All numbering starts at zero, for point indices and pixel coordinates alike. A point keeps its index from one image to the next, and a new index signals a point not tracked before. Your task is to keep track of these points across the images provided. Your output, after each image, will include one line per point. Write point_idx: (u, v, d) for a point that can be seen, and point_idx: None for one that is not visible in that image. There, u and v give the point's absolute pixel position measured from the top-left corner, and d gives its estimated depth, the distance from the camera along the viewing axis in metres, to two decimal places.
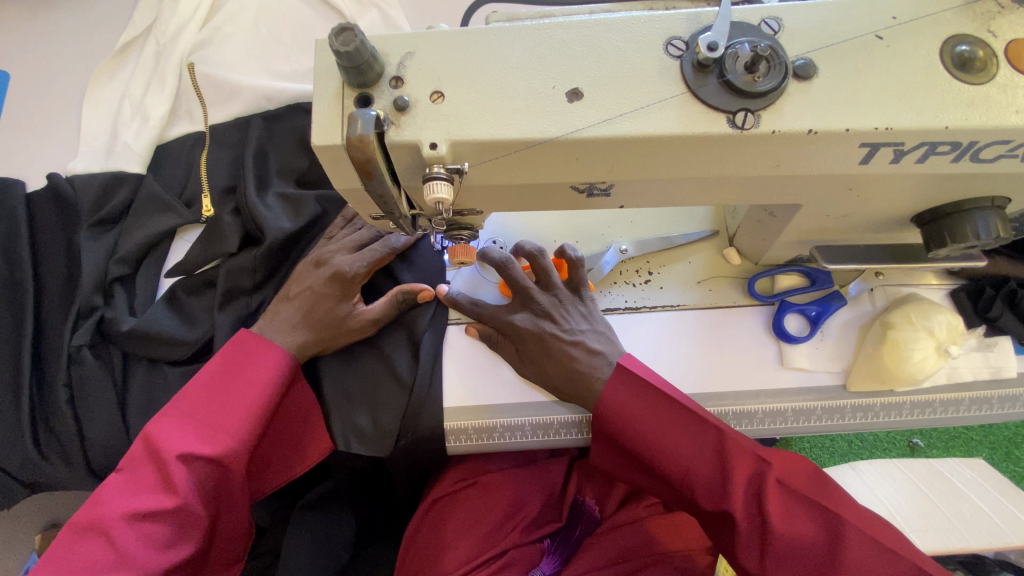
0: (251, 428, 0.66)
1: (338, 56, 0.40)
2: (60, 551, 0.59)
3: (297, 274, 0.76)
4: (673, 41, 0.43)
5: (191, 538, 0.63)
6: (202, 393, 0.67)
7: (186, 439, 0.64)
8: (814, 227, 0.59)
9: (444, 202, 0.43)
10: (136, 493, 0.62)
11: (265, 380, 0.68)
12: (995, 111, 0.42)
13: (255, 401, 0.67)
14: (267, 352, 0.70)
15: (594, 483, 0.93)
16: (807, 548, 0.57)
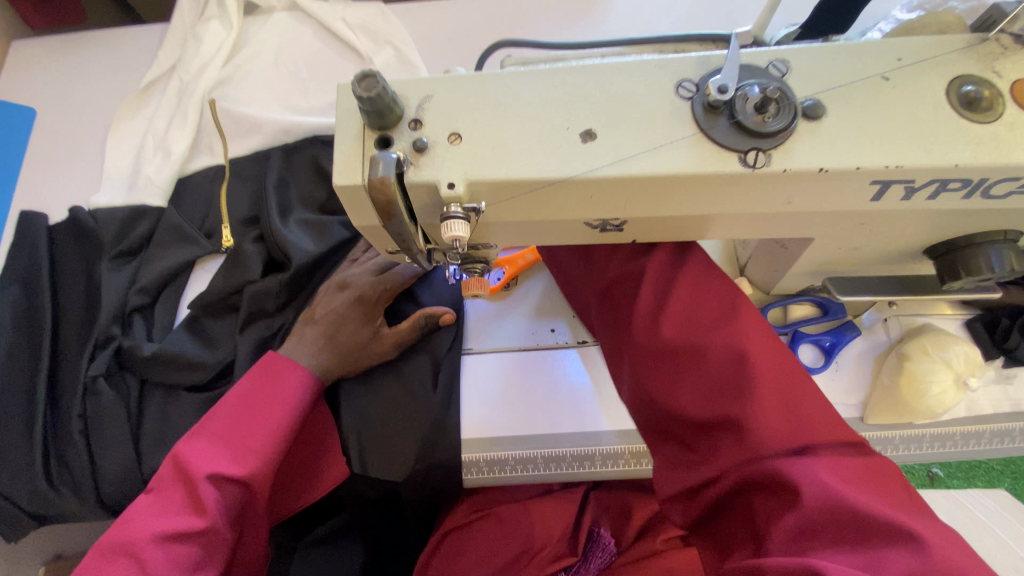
0: (277, 447, 0.67)
1: (360, 101, 0.41)
2: (88, 574, 0.59)
3: (321, 298, 0.79)
4: (684, 83, 0.44)
5: (217, 560, 0.62)
6: (230, 413, 0.68)
7: (215, 459, 0.65)
8: (827, 260, 0.59)
9: (461, 240, 0.43)
10: (164, 514, 0.62)
11: (291, 400, 0.70)
12: (1004, 149, 0.42)
13: (282, 420, 0.68)
14: (291, 372, 0.71)
15: (610, 515, 0.93)
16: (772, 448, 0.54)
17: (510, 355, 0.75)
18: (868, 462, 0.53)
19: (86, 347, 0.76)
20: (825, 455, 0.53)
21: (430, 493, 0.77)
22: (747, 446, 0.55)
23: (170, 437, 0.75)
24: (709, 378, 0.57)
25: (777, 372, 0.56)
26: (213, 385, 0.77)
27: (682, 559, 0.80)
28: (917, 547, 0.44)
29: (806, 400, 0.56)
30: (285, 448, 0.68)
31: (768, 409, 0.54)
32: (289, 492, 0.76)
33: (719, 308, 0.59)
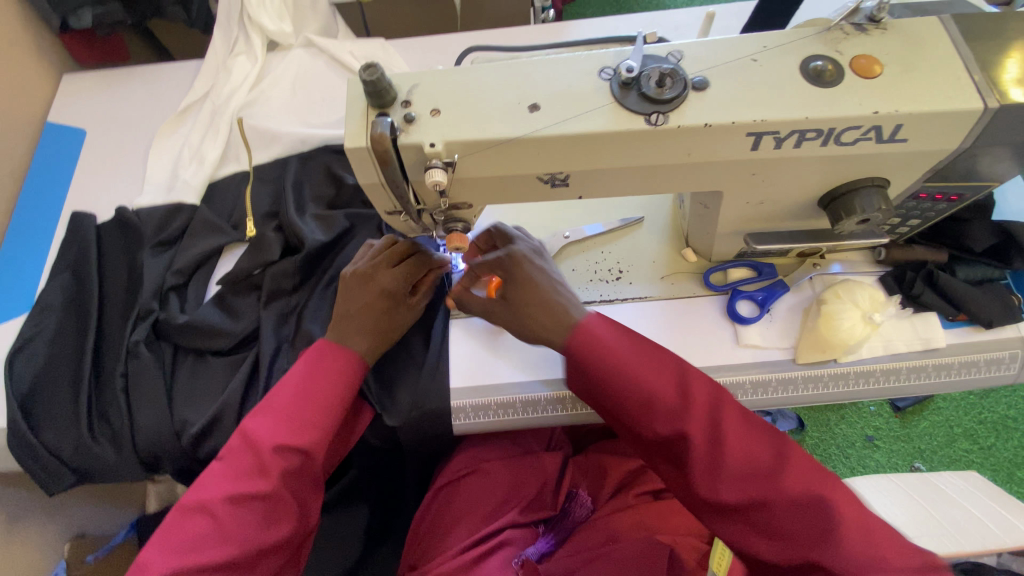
0: (331, 420, 0.75)
1: (365, 84, 0.56)
2: (171, 529, 0.68)
3: (346, 291, 0.81)
4: (605, 69, 0.59)
5: (284, 521, 0.70)
6: (292, 393, 0.76)
7: (279, 431, 0.72)
8: (742, 216, 0.73)
9: (441, 185, 0.58)
10: (233, 479, 0.70)
11: (343, 379, 0.77)
12: (843, 105, 0.57)
13: (335, 397, 0.76)
14: (341, 354, 0.78)
15: (588, 477, 1.00)
16: (756, 468, 0.62)
17: (494, 320, 0.89)
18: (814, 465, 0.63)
19: (130, 319, 0.89)
20: (766, 517, 0.61)
21: (425, 442, 0.88)
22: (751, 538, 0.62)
23: (201, 394, 0.87)
24: (690, 475, 0.63)
25: (740, 433, 0.63)
26: (235, 352, 0.90)
27: (652, 509, 0.89)
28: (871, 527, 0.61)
29: (759, 449, 0.63)
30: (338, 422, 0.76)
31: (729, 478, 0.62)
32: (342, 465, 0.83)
33: (653, 390, 0.64)
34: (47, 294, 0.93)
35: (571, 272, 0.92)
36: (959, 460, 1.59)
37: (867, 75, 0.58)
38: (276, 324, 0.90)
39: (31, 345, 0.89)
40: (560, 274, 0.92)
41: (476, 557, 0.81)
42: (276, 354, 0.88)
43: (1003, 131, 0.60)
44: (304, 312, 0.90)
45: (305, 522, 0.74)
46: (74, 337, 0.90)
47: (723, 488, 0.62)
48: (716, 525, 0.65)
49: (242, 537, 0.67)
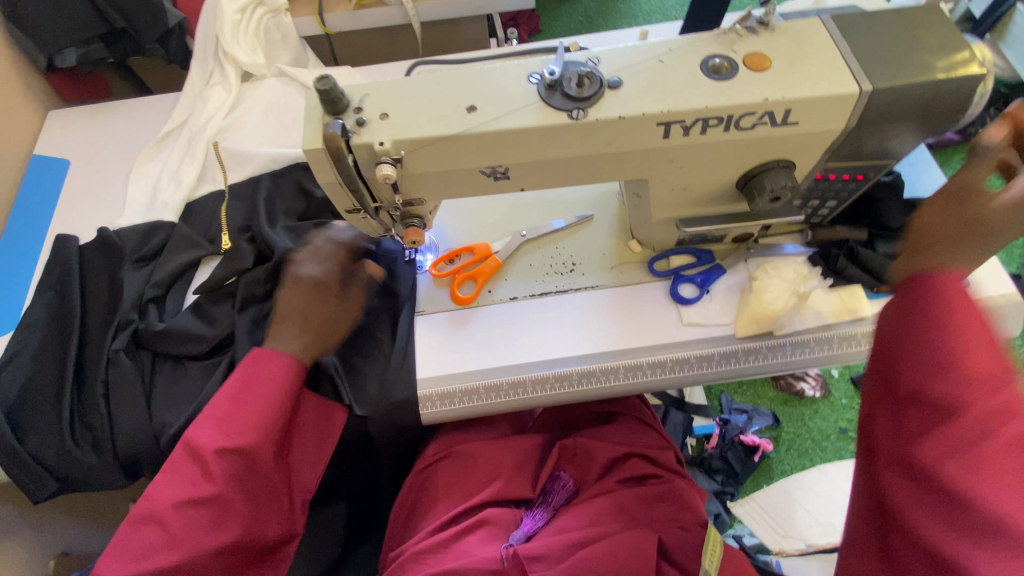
0: (268, 418, 0.79)
1: (320, 93, 0.63)
2: (123, 538, 0.73)
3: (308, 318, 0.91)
4: (532, 74, 0.68)
5: (230, 521, 0.75)
6: (228, 397, 0.80)
7: (216, 436, 0.76)
8: (672, 202, 0.81)
9: (390, 178, 0.65)
10: (179, 487, 0.74)
11: (278, 381, 0.81)
12: (739, 95, 0.65)
13: (269, 399, 0.80)
14: (275, 359, 0.83)
15: (576, 463, 0.92)
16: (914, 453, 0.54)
17: (456, 315, 0.95)
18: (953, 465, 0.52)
19: (109, 330, 0.94)
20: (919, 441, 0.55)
21: (397, 433, 0.92)
22: (973, 478, 0.49)
23: (177, 397, 0.91)
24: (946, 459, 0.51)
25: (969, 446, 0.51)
26: (210, 357, 0.94)
27: (634, 494, 0.83)
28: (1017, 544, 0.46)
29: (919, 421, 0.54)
30: (277, 422, 0.80)
31: (936, 428, 0.53)
32: (302, 467, 0.88)
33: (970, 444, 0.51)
34: (30, 312, 0.97)
35: (528, 267, 0.98)
36: None
37: (759, 69, 0.67)
38: (249, 329, 0.95)
39: (14, 359, 0.93)
40: (518, 270, 0.98)
41: (447, 538, 0.81)
42: (250, 356, 0.93)
43: (881, 113, 0.68)
44: (277, 316, 0.95)
45: (258, 520, 0.78)
46: (55, 349, 0.94)
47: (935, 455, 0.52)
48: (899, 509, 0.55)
49: (191, 540, 0.72)
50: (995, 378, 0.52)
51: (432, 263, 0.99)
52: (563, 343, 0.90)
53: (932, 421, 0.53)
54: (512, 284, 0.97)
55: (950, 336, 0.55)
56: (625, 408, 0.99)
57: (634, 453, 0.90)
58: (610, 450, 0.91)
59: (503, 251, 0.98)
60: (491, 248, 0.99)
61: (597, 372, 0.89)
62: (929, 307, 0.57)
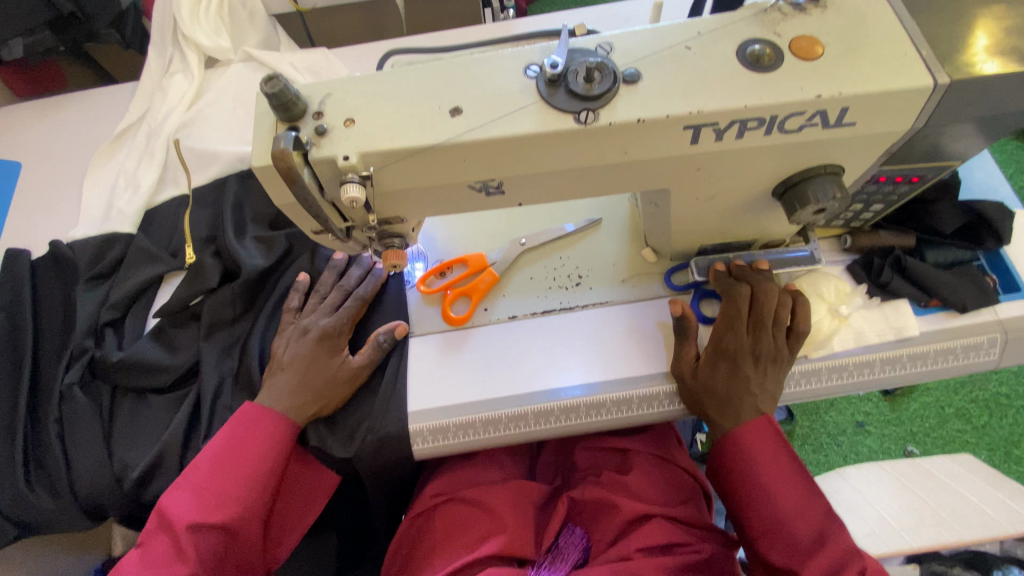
0: (255, 492, 0.73)
1: (268, 97, 0.51)
2: None
3: (282, 349, 0.82)
4: (530, 67, 0.55)
5: None
6: (210, 464, 0.74)
7: (195, 509, 0.70)
8: (696, 212, 0.69)
9: (358, 200, 0.54)
10: (148, 566, 0.68)
11: (268, 449, 0.75)
12: (785, 91, 0.53)
13: (258, 469, 0.74)
14: (267, 420, 0.76)
15: (587, 517, 0.83)
16: (796, 537, 0.67)
17: (449, 338, 0.84)
18: (816, 550, 0.66)
19: (63, 360, 0.84)
20: (790, 544, 0.67)
21: (387, 471, 0.83)
22: None
23: (143, 434, 0.82)
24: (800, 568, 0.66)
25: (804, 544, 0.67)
26: (177, 387, 0.85)
27: (653, 563, 0.72)
28: None
29: (807, 517, 0.68)
30: (262, 494, 0.74)
31: (799, 562, 0.66)
32: (282, 538, 0.81)
33: (801, 541, 0.67)
34: None
35: (529, 280, 0.88)
36: (952, 441, 1.57)
37: (808, 57, 0.54)
38: (219, 356, 0.85)
39: None
40: (517, 284, 0.88)
41: None
42: (221, 387, 0.83)
43: (956, 108, 0.56)
44: (248, 340, 0.85)
45: None
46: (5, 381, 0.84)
47: (783, 552, 0.68)
48: None
49: None
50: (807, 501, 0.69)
51: (420, 278, 0.88)
52: (569, 369, 0.80)
53: (795, 545, 0.67)
54: (511, 300, 0.87)
55: (772, 483, 0.70)
56: (645, 445, 0.88)
57: (656, 513, 0.79)
58: (629, 508, 0.79)
59: (501, 263, 0.87)
60: (487, 259, 0.88)
61: (608, 403, 0.78)
62: (769, 449, 0.72)
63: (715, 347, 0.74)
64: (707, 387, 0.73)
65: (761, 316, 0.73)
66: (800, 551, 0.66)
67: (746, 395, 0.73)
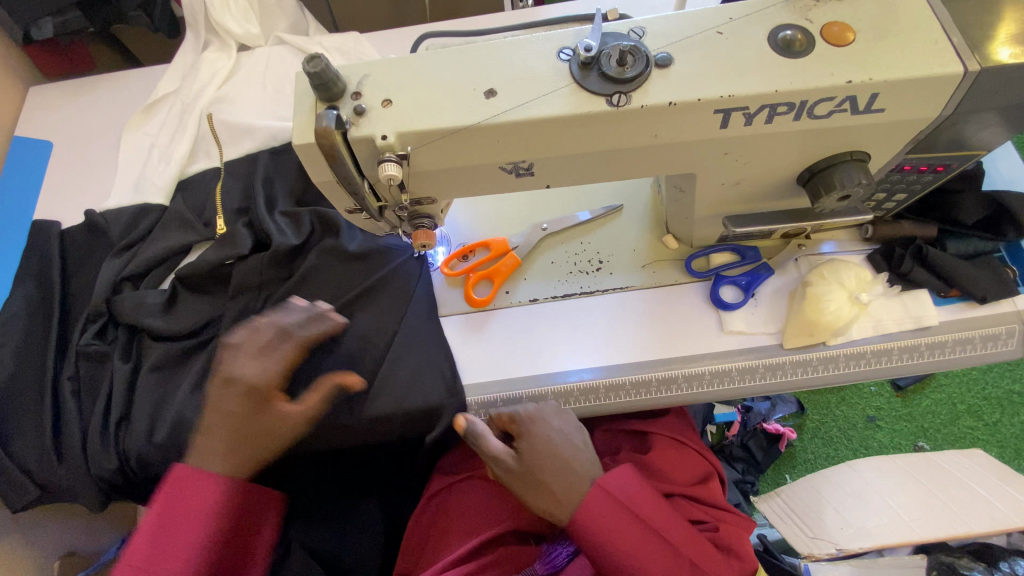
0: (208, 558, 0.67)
1: (310, 75, 0.53)
2: None
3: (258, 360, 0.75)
4: (563, 50, 0.56)
5: None
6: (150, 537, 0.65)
7: None
8: (721, 198, 0.70)
9: (395, 179, 0.56)
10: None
11: (206, 515, 0.68)
12: (816, 76, 0.54)
13: (195, 539, 0.66)
14: (198, 486, 0.68)
15: None
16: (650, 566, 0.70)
17: (472, 321, 0.86)
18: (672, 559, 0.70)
19: (93, 324, 0.88)
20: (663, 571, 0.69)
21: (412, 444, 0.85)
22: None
23: (164, 396, 0.85)
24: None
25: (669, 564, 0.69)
26: (198, 351, 0.88)
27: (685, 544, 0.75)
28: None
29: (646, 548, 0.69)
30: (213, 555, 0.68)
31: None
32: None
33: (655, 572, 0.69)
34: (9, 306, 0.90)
35: (551, 264, 0.89)
36: (963, 437, 1.57)
37: (840, 43, 0.54)
38: (245, 317, 0.87)
39: None
40: (539, 268, 0.89)
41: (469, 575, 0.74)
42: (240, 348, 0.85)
43: (985, 96, 0.57)
44: (269, 308, 0.86)
45: None
46: (34, 345, 0.87)
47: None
48: None
49: None
50: (672, 563, 0.69)
51: (444, 260, 0.90)
52: (590, 354, 0.82)
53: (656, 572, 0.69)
54: (532, 284, 0.88)
55: (636, 563, 0.68)
56: (669, 430, 0.88)
57: (678, 493, 0.80)
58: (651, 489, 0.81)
59: (523, 247, 0.89)
60: (509, 243, 0.89)
61: (627, 386, 0.79)
62: (620, 518, 0.69)
63: (528, 438, 0.72)
64: (542, 465, 0.70)
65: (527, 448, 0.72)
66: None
67: (569, 457, 0.72)
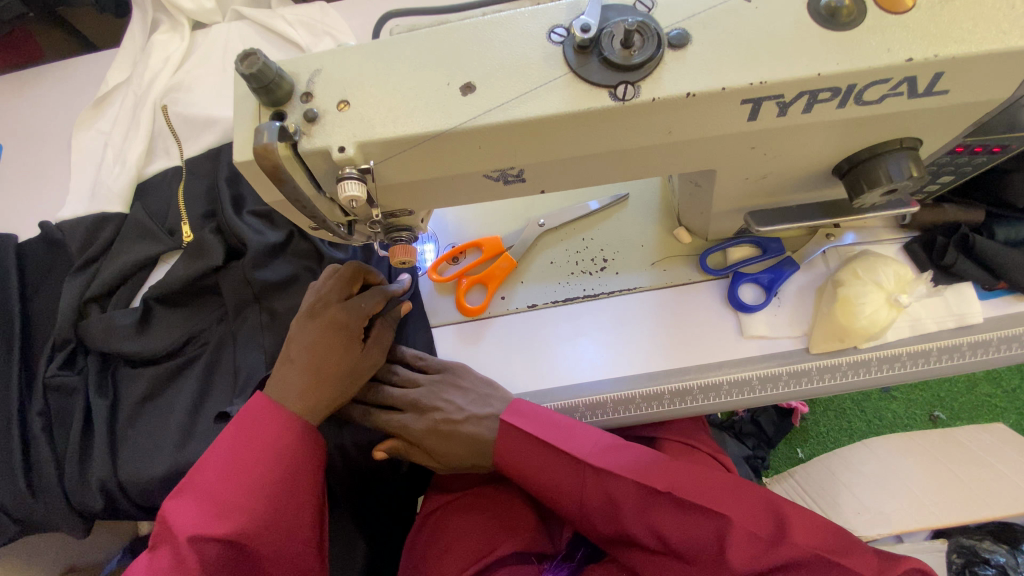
0: (286, 491, 0.60)
1: (246, 78, 0.43)
2: None
3: (323, 292, 0.70)
4: (555, 30, 0.46)
5: None
6: (224, 461, 0.60)
7: (204, 515, 0.57)
8: (742, 193, 0.61)
9: (358, 200, 0.46)
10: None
11: (285, 443, 0.61)
12: (867, 55, 0.44)
13: (275, 470, 0.60)
14: (280, 415, 0.62)
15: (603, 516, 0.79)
16: (603, 490, 0.64)
17: (466, 331, 0.79)
18: (633, 468, 0.64)
19: (59, 349, 0.81)
20: (618, 487, 0.63)
21: None
22: (687, 498, 0.61)
23: (145, 427, 0.78)
24: (636, 503, 0.62)
25: (627, 475, 0.63)
26: (183, 371, 0.81)
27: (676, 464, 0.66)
28: (671, 499, 0.61)
29: (583, 473, 0.65)
30: (298, 502, 0.61)
31: (628, 500, 0.63)
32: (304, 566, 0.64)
33: (606, 487, 0.64)
34: None
35: (549, 265, 0.81)
36: (980, 406, 1.46)
37: (895, 8, 0.44)
38: (256, 334, 0.81)
39: None
40: (537, 269, 0.81)
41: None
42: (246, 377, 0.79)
43: None
44: (267, 323, 0.81)
45: None
46: None
47: (618, 496, 0.63)
48: (690, 516, 0.60)
49: None
50: (585, 479, 0.65)
51: (432, 264, 0.82)
52: (596, 365, 0.75)
53: (613, 487, 0.63)
54: (530, 288, 0.80)
55: (548, 481, 0.66)
56: (679, 434, 0.80)
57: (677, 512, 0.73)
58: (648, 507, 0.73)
59: (518, 247, 0.80)
60: (503, 243, 0.81)
61: (637, 400, 0.71)
62: (528, 444, 0.67)
63: (429, 447, 0.70)
64: (454, 462, 0.70)
65: (425, 431, 0.70)
66: (625, 493, 0.63)
67: (466, 435, 0.69)
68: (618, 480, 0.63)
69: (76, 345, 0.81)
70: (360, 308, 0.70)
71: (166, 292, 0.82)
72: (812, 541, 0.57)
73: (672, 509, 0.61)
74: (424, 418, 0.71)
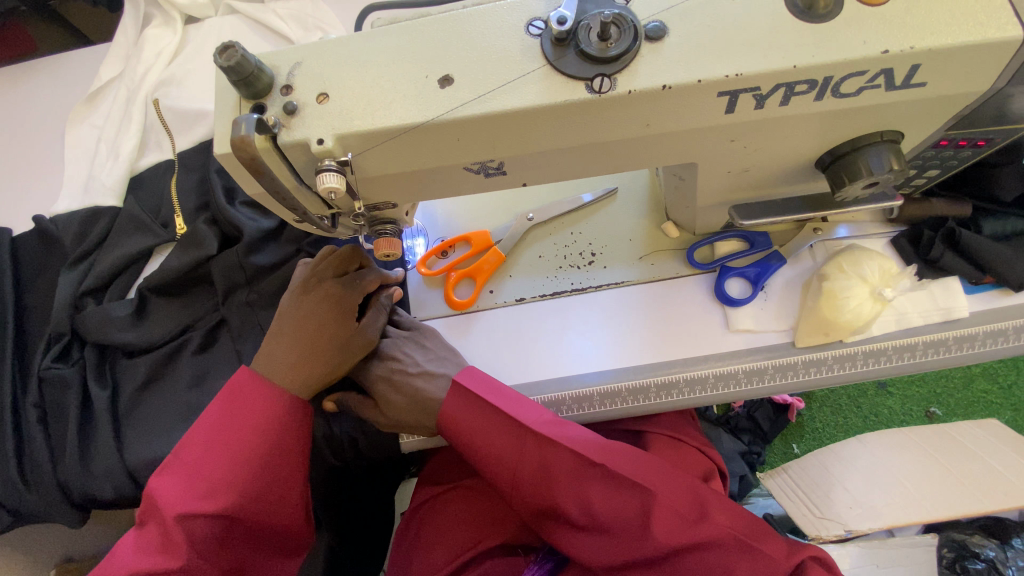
0: (273, 467, 0.61)
1: (225, 70, 0.44)
2: None
3: (318, 270, 0.71)
4: (534, 23, 0.46)
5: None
6: (207, 439, 0.60)
7: (191, 494, 0.57)
8: (725, 187, 0.61)
9: (337, 191, 0.47)
10: (142, 555, 0.56)
11: (270, 421, 0.61)
12: (843, 47, 0.44)
13: (261, 447, 0.60)
14: (265, 395, 0.62)
15: None
16: (540, 458, 0.63)
17: (455, 324, 0.79)
18: (574, 441, 0.64)
19: (53, 342, 0.81)
20: (556, 456, 0.63)
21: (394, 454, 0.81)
22: (622, 474, 0.61)
23: (138, 417, 0.79)
24: (570, 474, 0.62)
25: (565, 446, 0.63)
26: (176, 359, 0.82)
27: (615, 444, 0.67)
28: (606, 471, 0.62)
29: (522, 441, 0.64)
30: (285, 476, 0.62)
31: (563, 470, 0.62)
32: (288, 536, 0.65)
33: (543, 457, 0.63)
34: None
35: (538, 259, 0.81)
36: (977, 401, 1.46)
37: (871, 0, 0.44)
38: (248, 323, 0.82)
39: None
40: (525, 263, 0.81)
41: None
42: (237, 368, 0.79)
43: None
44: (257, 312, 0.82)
45: None
46: None
47: (553, 467, 0.63)
48: (621, 489, 0.61)
49: None
50: (523, 449, 0.64)
51: (421, 257, 0.82)
52: (583, 358, 0.75)
53: (550, 457, 0.63)
54: (519, 282, 0.80)
55: (488, 448, 0.65)
56: (668, 427, 0.81)
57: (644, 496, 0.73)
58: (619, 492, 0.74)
59: (507, 240, 0.81)
60: (491, 237, 0.82)
61: (623, 393, 0.71)
62: (472, 409, 0.66)
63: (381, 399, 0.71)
64: (401, 419, 0.70)
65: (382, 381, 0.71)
66: (561, 463, 0.63)
67: (414, 390, 0.70)
68: (557, 451, 0.63)
69: (71, 339, 0.82)
70: (355, 288, 0.71)
71: (159, 283, 0.82)
72: (733, 524, 0.59)
73: (604, 483, 0.62)
74: (382, 369, 0.72)
